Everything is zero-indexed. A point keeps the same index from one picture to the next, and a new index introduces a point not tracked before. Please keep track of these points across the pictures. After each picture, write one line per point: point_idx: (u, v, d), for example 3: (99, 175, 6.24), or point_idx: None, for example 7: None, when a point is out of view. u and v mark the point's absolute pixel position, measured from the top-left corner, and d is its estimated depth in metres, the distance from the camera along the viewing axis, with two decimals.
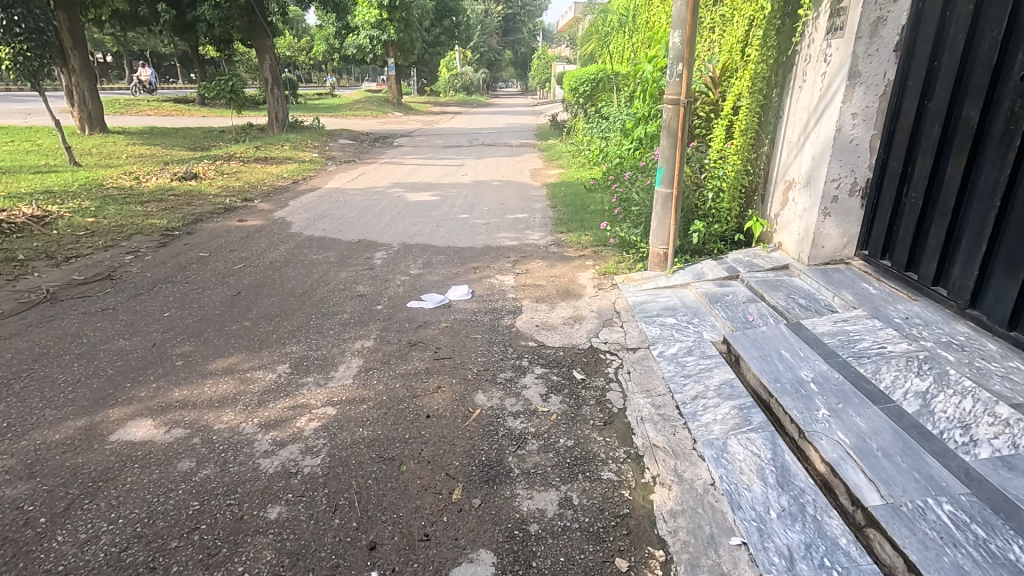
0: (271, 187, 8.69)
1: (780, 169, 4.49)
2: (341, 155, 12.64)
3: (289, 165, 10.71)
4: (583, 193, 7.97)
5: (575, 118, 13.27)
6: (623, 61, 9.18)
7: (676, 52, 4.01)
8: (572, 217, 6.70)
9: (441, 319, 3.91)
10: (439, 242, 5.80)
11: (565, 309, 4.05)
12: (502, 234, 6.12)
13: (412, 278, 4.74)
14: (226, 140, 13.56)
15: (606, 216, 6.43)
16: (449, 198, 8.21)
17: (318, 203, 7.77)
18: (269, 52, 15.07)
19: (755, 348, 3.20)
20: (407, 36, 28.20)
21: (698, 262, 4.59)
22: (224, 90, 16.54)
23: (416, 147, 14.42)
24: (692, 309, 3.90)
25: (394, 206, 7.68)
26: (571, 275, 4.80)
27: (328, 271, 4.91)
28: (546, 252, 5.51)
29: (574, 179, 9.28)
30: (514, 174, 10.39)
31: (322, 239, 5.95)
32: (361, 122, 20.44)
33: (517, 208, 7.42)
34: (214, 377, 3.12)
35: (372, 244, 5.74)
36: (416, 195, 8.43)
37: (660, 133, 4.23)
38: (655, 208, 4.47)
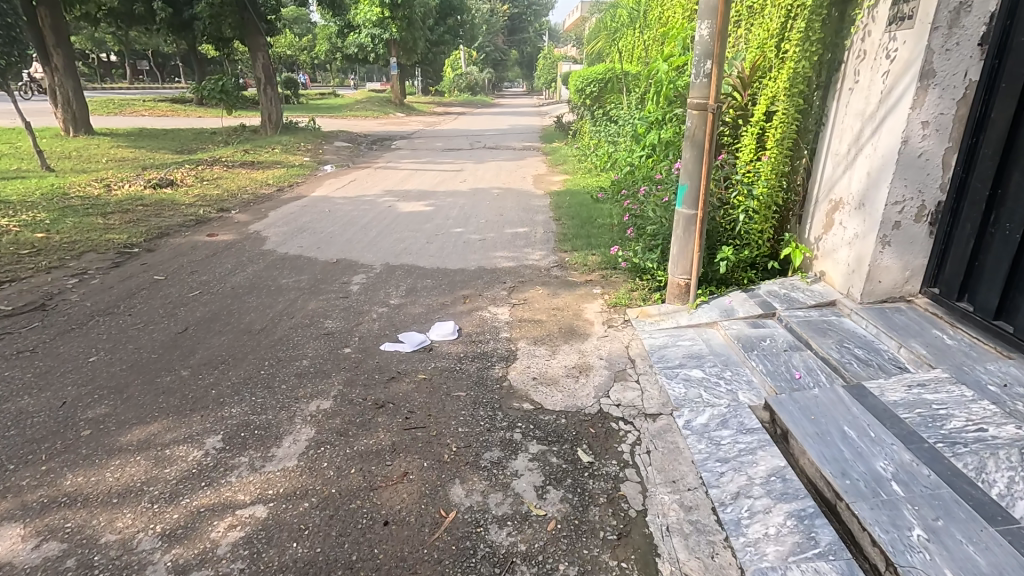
0: (252, 196, 8.06)
1: (824, 186, 3.82)
2: (335, 159, 12.01)
3: (276, 170, 10.08)
4: (591, 204, 7.29)
5: (582, 120, 12.60)
6: (635, 60, 8.51)
7: (704, 47, 3.33)
8: (578, 233, 6.04)
9: (419, 368, 3.26)
10: (427, 263, 5.15)
11: (568, 356, 3.38)
12: (499, 254, 5.46)
13: (392, 311, 4.09)
14: (216, 143, 12.97)
15: (615, 233, 5.76)
16: (444, 208, 7.56)
17: (300, 214, 7.13)
18: (263, 50, 14.46)
19: (808, 421, 2.51)
20: (410, 35, 27.63)
21: (725, 295, 3.92)
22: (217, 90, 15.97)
23: (414, 150, 13.78)
24: (722, 359, 3.23)
25: (383, 218, 7.03)
26: (576, 307, 4.14)
27: (295, 300, 4.26)
28: (548, 276, 4.85)
29: (580, 187, 8.62)
30: (516, 181, 9.74)
31: (296, 259, 5.31)
32: (361, 123, 19.88)
33: (518, 221, 6.76)
34: (122, 455, 2.47)
35: (352, 266, 5.08)
36: (408, 204, 7.79)
37: (683, 144, 3.56)
38: (676, 232, 3.78)
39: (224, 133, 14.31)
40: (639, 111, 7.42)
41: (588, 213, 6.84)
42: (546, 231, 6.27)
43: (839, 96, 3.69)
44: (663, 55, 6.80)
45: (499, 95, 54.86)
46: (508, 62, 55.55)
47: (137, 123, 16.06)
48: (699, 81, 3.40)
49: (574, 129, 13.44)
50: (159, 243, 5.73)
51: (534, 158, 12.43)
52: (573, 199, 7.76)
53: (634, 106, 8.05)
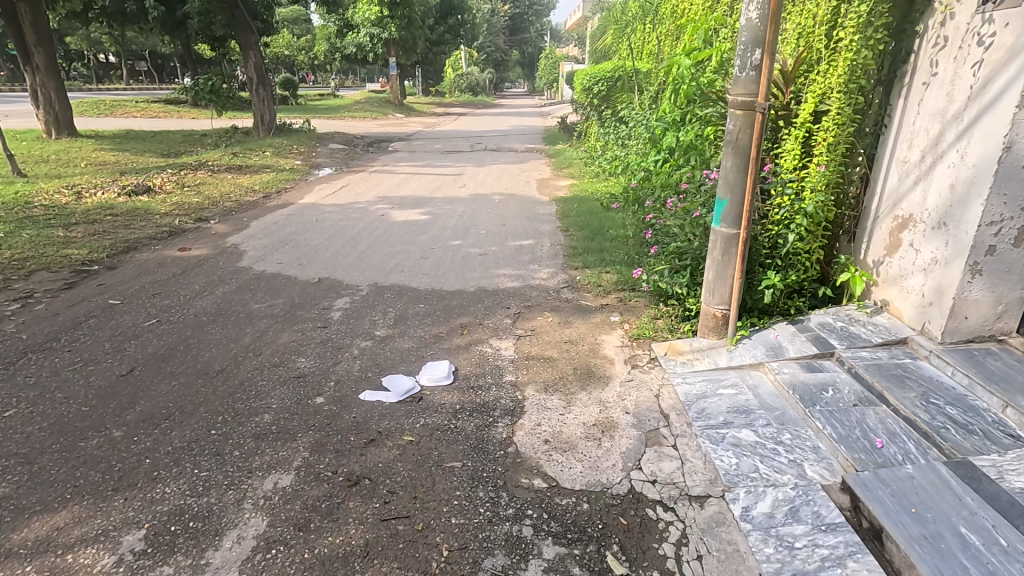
0: (234, 204, 7.47)
1: (887, 199, 3.25)
2: (328, 162, 11.42)
3: (264, 175, 9.49)
4: (602, 213, 6.69)
5: (587, 122, 12.03)
6: (648, 55, 7.89)
7: (753, 33, 2.73)
8: (589, 248, 5.44)
9: (406, 425, 2.67)
10: (422, 284, 4.56)
11: (586, 409, 2.79)
12: (502, 272, 4.86)
13: (378, 346, 3.51)
14: (204, 145, 12.39)
15: (632, 249, 5.16)
16: (442, 217, 6.97)
17: (285, 225, 6.54)
18: (254, 49, 13.86)
19: (909, 517, 1.92)
20: (409, 34, 27.00)
21: (769, 327, 3.32)
22: (208, 91, 15.39)
23: (412, 153, 13.18)
24: (776, 415, 2.63)
25: (375, 228, 6.44)
26: (592, 340, 3.55)
27: (266, 332, 3.67)
28: (557, 299, 4.27)
29: (588, 193, 8.02)
30: (519, 186, 9.14)
31: (274, 279, 4.71)
32: (358, 125, 19.31)
33: (523, 232, 6.16)
34: (9, 564, 1.88)
35: (336, 288, 4.49)
36: (403, 213, 7.19)
37: (723, 151, 2.96)
38: (714, 255, 3.18)
39: (214, 135, 13.71)
40: (655, 111, 6.81)
41: (599, 223, 6.24)
42: (553, 245, 5.67)
43: (907, 92, 3.13)
44: (681, 50, 6.20)
45: (501, 96, 54.24)
46: (510, 62, 54.95)
47: (125, 124, 15.47)
48: (745, 75, 2.81)
49: (580, 130, 12.83)
50: (123, 259, 5.14)
51: (538, 161, 11.82)
52: (581, 207, 7.15)
53: (648, 105, 7.44)
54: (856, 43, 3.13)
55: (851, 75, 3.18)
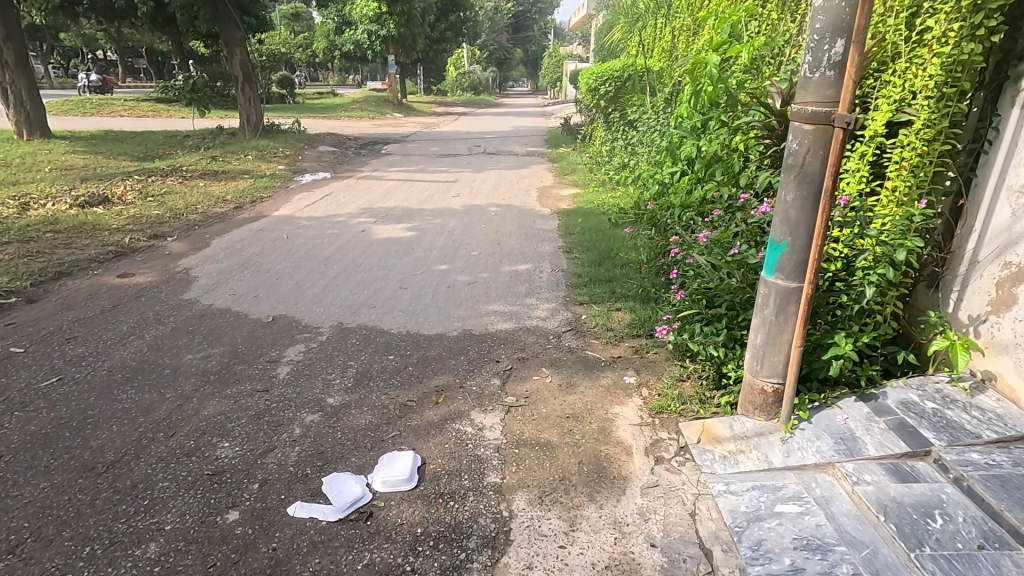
0: (200, 216, 6.71)
1: (992, 239, 2.46)
2: (314, 167, 10.67)
3: (240, 182, 8.71)
4: (611, 231, 5.91)
5: (593, 124, 11.24)
6: (663, 54, 7.10)
7: (833, 17, 1.96)
8: (595, 277, 4.65)
9: (344, 566, 1.91)
10: (395, 325, 3.78)
11: (596, 540, 2.01)
12: (492, 309, 4.08)
13: (329, 421, 2.74)
14: (184, 147, 11.65)
15: (646, 280, 4.39)
16: (430, 234, 6.19)
17: (251, 242, 5.78)
18: (240, 45, 13.06)
19: None
20: (408, 31, 26.24)
21: (834, 406, 2.54)
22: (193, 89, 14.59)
23: (406, 157, 12.41)
24: (868, 560, 1.85)
25: (353, 247, 5.67)
26: (602, 415, 2.77)
27: (190, 398, 2.91)
28: (558, 348, 3.50)
29: (594, 205, 7.23)
30: (517, 195, 8.36)
31: (219, 317, 3.95)
32: (353, 125, 18.54)
33: (520, 254, 5.38)
34: None
35: (292, 331, 3.73)
36: (387, 228, 6.42)
37: (786, 178, 2.19)
38: (766, 313, 2.40)
39: (197, 136, 12.99)
40: (672, 115, 6.04)
41: (608, 244, 5.45)
42: (554, 272, 4.89)
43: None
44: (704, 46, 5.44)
45: (503, 95, 53.49)
46: (513, 60, 54.16)
47: (107, 125, 14.73)
48: (818, 76, 2.03)
49: (585, 132, 12.03)
50: (51, 288, 4.40)
51: (540, 167, 11.04)
52: (586, 223, 6.37)
53: (664, 109, 6.67)
54: (956, 32, 2.37)
55: (949, 75, 2.42)
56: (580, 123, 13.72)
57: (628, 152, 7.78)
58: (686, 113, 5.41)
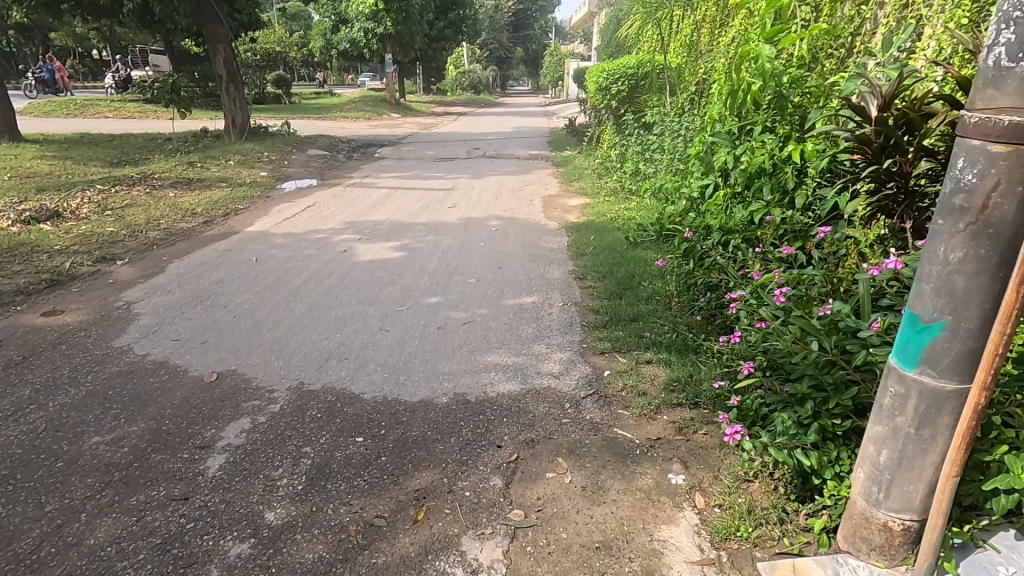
0: (161, 233, 5.93)
1: None
2: (300, 173, 9.89)
3: (215, 191, 7.91)
4: (629, 251, 5.17)
5: (602, 126, 10.45)
6: (688, 49, 6.33)
7: None
8: (617, 315, 3.87)
9: None
10: (371, 390, 3.00)
11: None
12: (493, 362, 3.29)
13: (263, 556, 1.95)
14: (163, 152, 10.89)
15: (678, 320, 3.65)
16: (421, 254, 5.40)
17: (212, 267, 4.98)
18: (224, 42, 12.21)
19: None
20: (406, 29, 25.44)
21: (987, 551, 1.74)
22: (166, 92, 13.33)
23: (400, 161, 11.61)
24: None
25: (330, 273, 4.87)
26: (645, 546, 1.99)
27: (78, 512, 2.13)
28: (577, 424, 2.72)
29: (607, 218, 6.46)
30: (520, 205, 7.56)
31: (151, 373, 3.16)
32: (347, 126, 17.78)
33: (525, 283, 4.59)
34: None
35: (238, 396, 2.94)
36: (373, 247, 5.63)
37: (962, 228, 1.40)
38: (899, 421, 1.61)
39: (178, 140, 12.21)
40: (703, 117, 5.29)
41: (627, 268, 4.70)
42: (567, 307, 4.10)
43: None
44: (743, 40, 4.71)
45: (503, 94, 52.68)
46: (514, 59, 53.47)
47: (85, 127, 13.96)
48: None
49: (592, 134, 11.24)
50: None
51: (543, 172, 10.24)
52: (599, 241, 5.61)
53: (690, 111, 5.91)
54: None
55: None
56: (585, 124, 12.91)
57: (644, 159, 7.00)
58: (721, 116, 4.69)
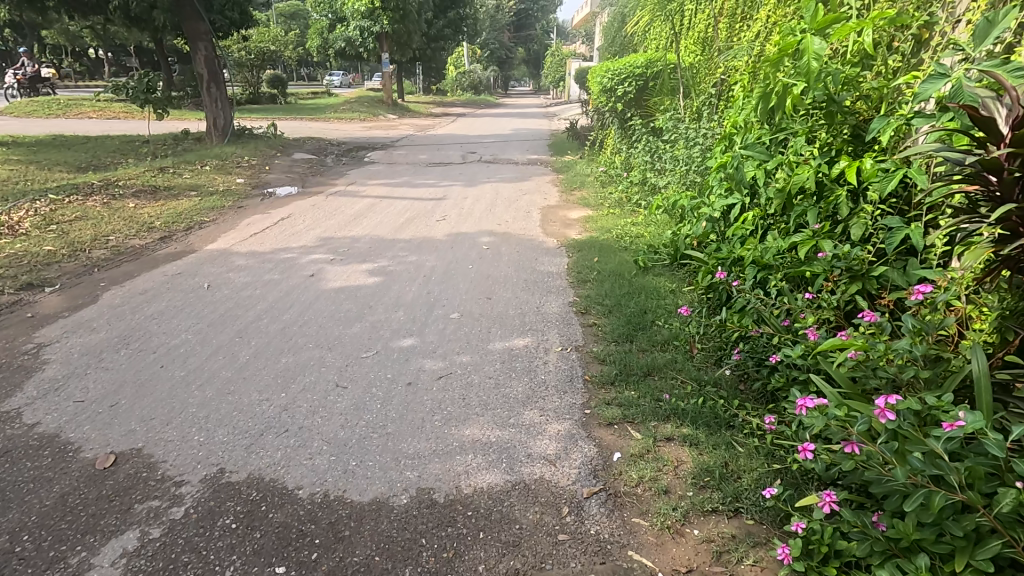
0: (107, 252, 5.24)
1: None
2: (281, 179, 9.20)
3: (182, 201, 7.21)
4: (639, 277, 4.50)
5: (605, 129, 9.77)
6: (708, 46, 5.62)
7: None
8: (627, 366, 3.17)
9: None
10: (309, 483, 2.31)
11: None
12: (472, 437, 2.59)
13: None
14: (137, 156, 10.21)
15: (701, 375, 2.97)
16: (399, 279, 4.70)
17: (154, 296, 4.29)
18: (205, 39, 11.50)
19: None
20: (403, 28, 24.76)
21: None
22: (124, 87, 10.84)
23: (390, 166, 10.89)
24: None
25: (291, 303, 4.16)
26: None
27: None
28: (577, 542, 2.03)
29: (612, 235, 5.78)
30: (516, 218, 6.87)
31: (30, 456, 2.46)
32: (340, 128, 17.12)
33: (517, 319, 3.89)
34: None
35: (132, 494, 2.24)
36: (345, 270, 4.93)
37: None
38: None
39: (156, 142, 11.53)
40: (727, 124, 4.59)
41: (636, 299, 4.03)
42: (566, 354, 3.39)
43: None
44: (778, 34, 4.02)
45: (505, 95, 51.95)
46: (515, 60, 52.87)
47: (62, 129, 13.30)
48: None
49: (595, 138, 10.56)
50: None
51: (542, 180, 9.53)
52: (604, 264, 4.92)
53: (710, 117, 5.20)
54: None
55: None
56: (587, 128, 12.19)
57: (655, 169, 6.30)
58: (751, 123, 3.99)
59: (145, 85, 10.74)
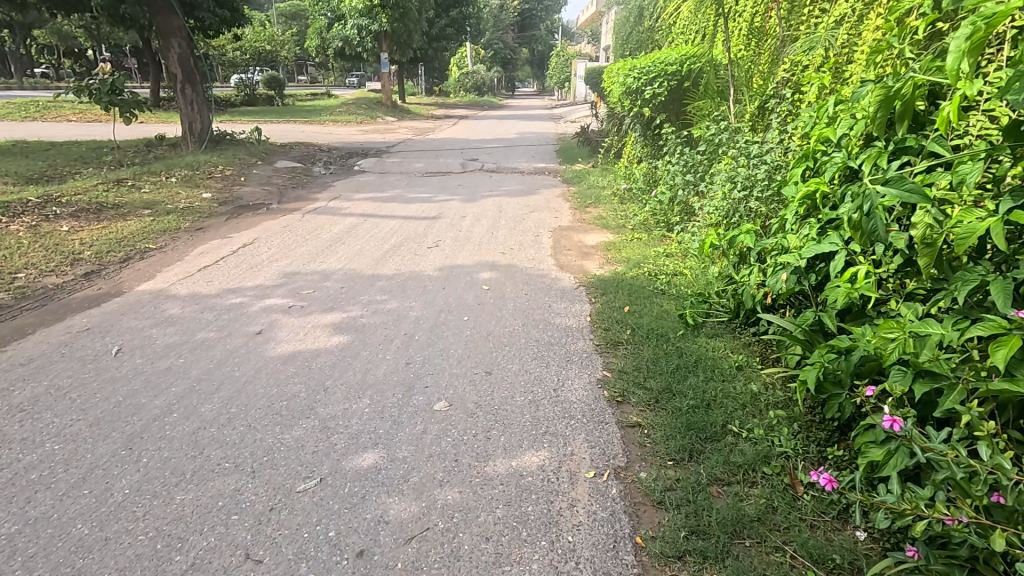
0: (6, 296, 4.15)
1: None
2: (256, 192, 8.12)
3: (129, 222, 6.11)
4: (689, 341, 3.39)
5: (623, 135, 8.67)
6: (768, 38, 4.55)
7: None
8: (700, 517, 2.07)
9: None
10: None
11: None
12: None
13: None
14: (98, 165, 9.14)
15: (827, 545, 1.89)
16: (371, 339, 3.58)
17: (38, 368, 3.19)
18: (179, 36, 10.42)
19: None
20: (403, 27, 23.76)
21: None
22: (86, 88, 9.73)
23: (382, 176, 9.81)
24: None
25: (219, 381, 3.05)
26: None
27: None
28: None
29: (643, 272, 4.69)
30: (523, 243, 5.79)
31: None
32: (334, 132, 16.08)
33: (527, 413, 2.77)
34: None
35: None
36: (304, 324, 3.81)
37: None
38: None
39: (125, 149, 10.46)
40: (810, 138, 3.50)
41: (692, 380, 2.93)
42: (602, 487, 2.28)
43: None
44: (899, 14, 2.89)
45: (509, 96, 50.93)
46: (518, 60, 51.92)
47: (28, 133, 12.24)
48: None
49: (609, 145, 9.46)
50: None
51: (552, 194, 8.40)
52: (639, 315, 3.82)
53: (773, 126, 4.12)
54: None
55: None
56: (600, 133, 11.06)
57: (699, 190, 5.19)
58: (853, 139, 2.90)
59: (110, 86, 9.65)
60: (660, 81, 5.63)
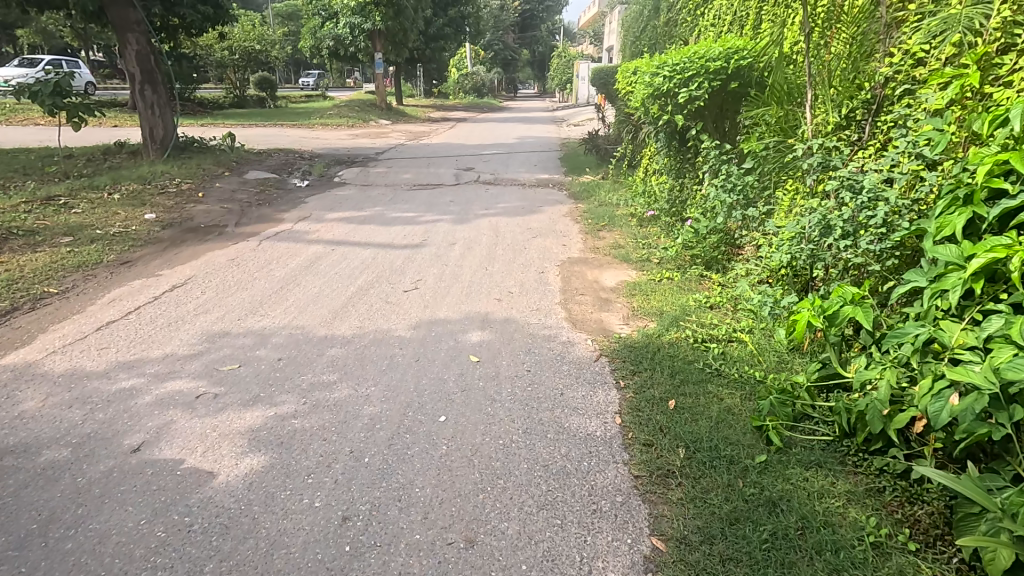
0: None
1: None
2: (213, 211, 6.96)
3: (37, 255, 4.94)
4: (777, 477, 2.22)
5: (640, 143, 7.51)
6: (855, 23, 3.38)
7: None
8: None
9: None
10: None
11: None
12: None
13: None
14: (37, 177, 7.97)
15: None
16: (299, 463, 2.40)
17: None
18: (136, 30, 9.24)
19: None
20: (398, 24, 22.54)
21: None
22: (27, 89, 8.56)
23: (364, 189, 8.66)
24: None
25: (32, 565, 1.89)
26: None
27: None
28: None
29: (681, 335, 3.52)
30: (525, 282, 4.63)
31: None
32: (321, 137, 14.96)
33: None
34: None
35: None
36: (207, 431, 2.62)
37: None
38: None
39: (76, 158, 9.29)
40: (958, 168, 2.35)
41: None
42: None
43: None
44: None
45: (509, 98, 49.84)
46: (519, 61, 50.89)
47: None
48: None
49: (622, 154, 8.30)
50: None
51: (557, 212, 7.22)
52: (690, 419, 2.65)
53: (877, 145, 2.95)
54: None
55: None
56: (610, 139, 9.90)
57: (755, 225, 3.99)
58: None
59: (54, 86, 8.47)
60: (699, 80, 4.42)
